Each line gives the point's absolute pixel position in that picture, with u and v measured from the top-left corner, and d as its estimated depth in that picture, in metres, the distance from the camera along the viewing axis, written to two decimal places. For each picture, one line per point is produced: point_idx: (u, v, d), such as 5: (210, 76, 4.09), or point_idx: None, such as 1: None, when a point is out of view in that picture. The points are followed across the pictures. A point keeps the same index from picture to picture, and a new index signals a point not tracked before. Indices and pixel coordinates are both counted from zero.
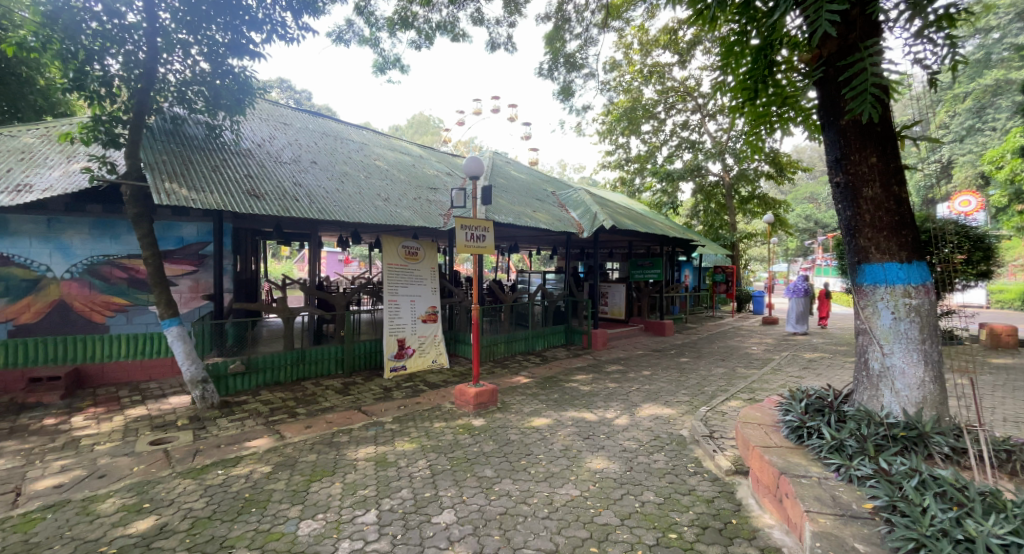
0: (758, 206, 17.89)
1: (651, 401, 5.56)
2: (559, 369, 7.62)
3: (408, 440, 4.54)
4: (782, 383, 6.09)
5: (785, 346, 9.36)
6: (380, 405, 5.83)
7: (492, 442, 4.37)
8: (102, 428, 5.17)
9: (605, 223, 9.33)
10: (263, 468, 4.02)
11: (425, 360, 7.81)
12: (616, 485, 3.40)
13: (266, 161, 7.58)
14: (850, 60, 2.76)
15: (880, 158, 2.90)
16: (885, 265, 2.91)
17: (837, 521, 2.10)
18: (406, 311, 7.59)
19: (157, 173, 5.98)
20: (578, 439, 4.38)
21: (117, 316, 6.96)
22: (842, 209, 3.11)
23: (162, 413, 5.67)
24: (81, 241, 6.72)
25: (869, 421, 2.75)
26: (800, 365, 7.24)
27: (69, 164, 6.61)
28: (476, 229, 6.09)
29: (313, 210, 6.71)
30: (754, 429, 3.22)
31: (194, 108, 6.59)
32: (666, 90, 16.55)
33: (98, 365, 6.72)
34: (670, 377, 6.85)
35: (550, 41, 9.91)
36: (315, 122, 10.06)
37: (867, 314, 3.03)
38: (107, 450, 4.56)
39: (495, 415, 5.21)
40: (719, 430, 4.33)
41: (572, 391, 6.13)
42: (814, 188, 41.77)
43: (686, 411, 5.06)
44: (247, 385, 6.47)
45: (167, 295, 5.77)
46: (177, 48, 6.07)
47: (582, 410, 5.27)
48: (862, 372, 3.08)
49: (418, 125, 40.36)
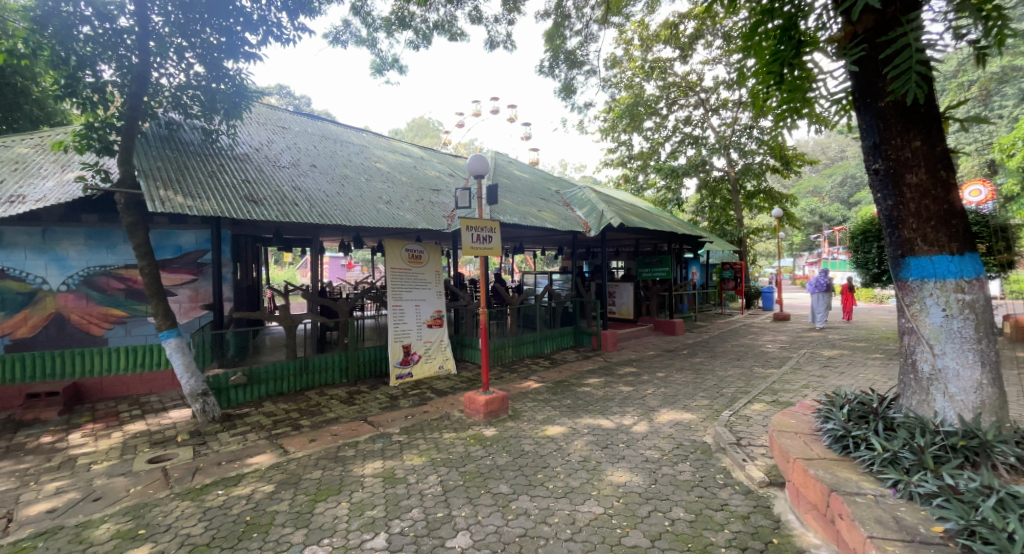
0: (764, 201, 17.66)
1: (669, 406, 5.33)
2: (570, 373, 7.37)
3: (417, 454, 4.31)
4: (805, 383, 5.84)
5: (801, 343, 9.08)
6: (386, 414, 5.61)
7: (505, 454, 4.14)
8: (100, 446, 4.97)
9: (612, 222, 9.07)
10: (265, 487, 3.81)
11: (432, 366, 7.59)
12: (642, 500, 3.18)
13: (265, 165, 7.39)
14: (892, 34, 2.53)
15: (925, 141, 2.71)
16: (934, 258, 2.70)
17: (907, 549, 1.88)
18: (411, 315, 7.41)
19: (152, 180, 5.79)
20: (595, 449, 4.14)
21: (116, 328, 6.77)
22: (882, 199, 2.93)
23: (162, 428, 5.48)
24: (77, 252, 6.54)
25: (923, 429, 2.53)
26: (821, 364, 6.98)
27: (64, 173, 6.43)
28: (482, 230, 5.86)
29: (313, 215, 6.51)
30: (792, 439, 2.97)
31: (190, 114, 6.42)
32: (668, 85, 16.31)
33: (98, 378, 6.53)
34: (686, 378, 6.62)
35: (550, 38, 9.71)
36: (315, 125, 9.89)
37: (914, 311, 2.82)
38: (104, 470, 4.36)
39: (506, 423, 4.98)
40: (746, 437, 4.08)
41: (585, 397, 5.89)
42: (817, 182, 41.61)
43: (707, 416, 4.83)
44: (249, 396, 6.26)
45: (165, 306, 5.56)
46: (171, 51, 5.90)
47: (597, 417, 5.04)
48: (909, 375, 2.87)
49: (418, 128, 40.28)
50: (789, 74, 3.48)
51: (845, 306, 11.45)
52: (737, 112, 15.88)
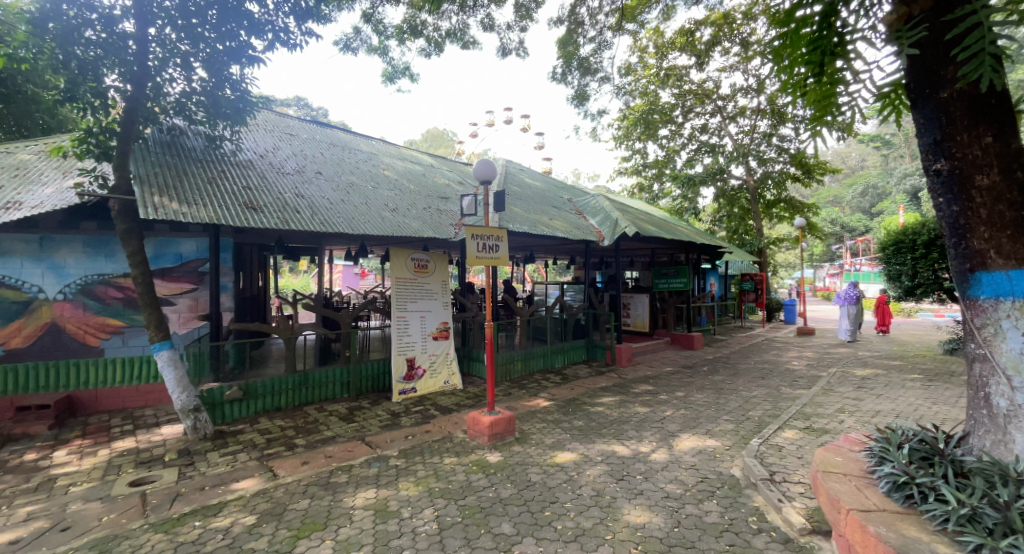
0: (785, 210, 17.15)
1: (690, 431, 4.92)
2: (582, 390, 6.94)
3: (414, 482, 3.95)
4: (839, 407, 5.36)
5: (830, 360, 8.55)
6: (386, 434, 5.27)
7: (510, 486, 3.76)
8: (84, 465, 4.71)
9: (627, 231, 8.68)
10: (246, 518, 3.50)
11: (437, 381, 7.24)
12: (663, 549, 2.79)
13: (268, 172, 7.18)
14: (958, 10, 2.09)
15: (999, 137, 2.35)
16: (1010, 274, 2.37)
17: None
18: (416, 328, 7.09)
19: (147, 187, 5.59)
20: (609, 482, 3.73)
21: (112, 339, 6.57)
22: (945, 204, 2.57)
23: (152, 445, 5.20)
24: (74, 260, 6.37)
25: (1005, 478, 2.14)
26: (854, 385, 6.45)
27: (63, 180, 6.27)
28: (488, 239, 5.53)
29: (314, 223, 6.26)
30: (840, 482, 2.56)
31: (193, 120, 6.23)
32: (684, 93, 15.95)
33: (92, 391, 6.32)
34: (707, 399, 6.16)
35: (563, 46, 9.46)
36: (323, 132, 9.72)
37: (987, 335, 2.49)
38: (82, 493, 4.10)
39: (513, 448, 4.60)
40: (780, 472, 3.64)
41: (599, 418, 5.48)
42: (837, 192, 40.71)
43: (733, 445, 4.41)
44: (245, 412, 5.97)
45: (158, 316, 5.31)
46: (175, 56, 5.71)
47: (612, 442, 4.64)
48: (980, 409, 2.54)
49: (433, 138, 40.66)
50: (820, 77, 3.04)
51: (880, 324, 11.22)
52: (756, 119, 15.43)
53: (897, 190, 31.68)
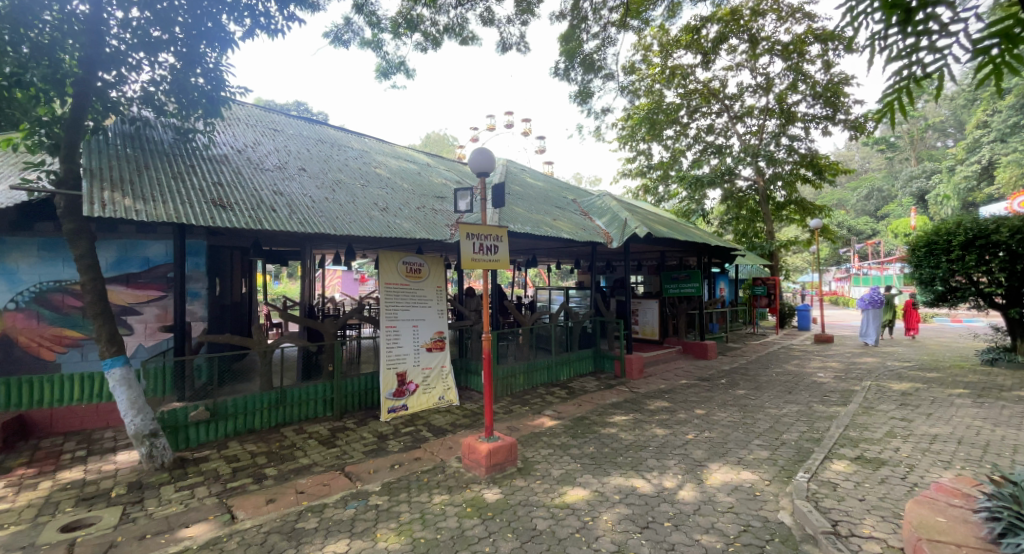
0: (795, 212, 16.47)
1: (719, 459, 4.25)
2: (591, 407, 6.26)
3: (395, 529, 3.29)
4: (888, 431, 4.68)
5: (858, 372, 7.86)
6: (370, 462, 4.60)
7: (512, 536, 3.10)
8: (18, 502, 4.05)
9: (637, 231, 8.00)
10: None
11: (430, 398, 6.57)
12: None
13: (244, 167, 6.55)
14: None
15: None
16: None
17: None
18: (408, 338, 6.44)
19: (99, 182, 4.97)
20: (631, 532, 3.07)
21: (71, 352, 5.93)
22: None
23: (103, 476, 4.54)
24: (28, 265, 5.73)
25: None
26: (895, 402, 5.74)
27: (16, 177, 5.62)
28: (486, 239, 4.88)
29: (291, 223, 5.61)
30: None
31: (162, 111, 5.58)
32: (689, 92, 15.33)
33: (47, 410, 5.62)
34: (733, 418, 5.47)
35: (566, 41, 8.85)
36: (312, 129, 9.07)
37: None
38: (4, 540, 3.44)
39: (514, 482, 3.93)
40: (845, 522, 2.98)
41: (613, 442, 4.81)
42: (842, 195, 39.98)
43: (774, 479, 3.74)
44: (212, 435, 5.30)
45: (111, 329, 4.61)
46: (143, 42, 5.02)
47: (630, 474, 3.98)
48: None
49: (434, 144, 40.24)
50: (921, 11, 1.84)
51: (907, 326, 10.83)
52: (763, 119, 14.83)
53: (902, 194, 30.97)
